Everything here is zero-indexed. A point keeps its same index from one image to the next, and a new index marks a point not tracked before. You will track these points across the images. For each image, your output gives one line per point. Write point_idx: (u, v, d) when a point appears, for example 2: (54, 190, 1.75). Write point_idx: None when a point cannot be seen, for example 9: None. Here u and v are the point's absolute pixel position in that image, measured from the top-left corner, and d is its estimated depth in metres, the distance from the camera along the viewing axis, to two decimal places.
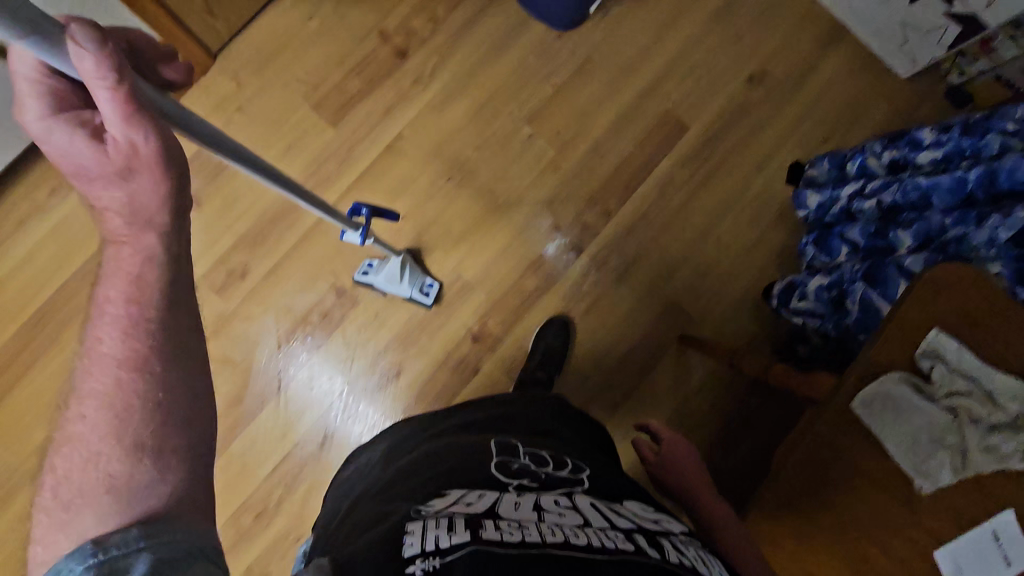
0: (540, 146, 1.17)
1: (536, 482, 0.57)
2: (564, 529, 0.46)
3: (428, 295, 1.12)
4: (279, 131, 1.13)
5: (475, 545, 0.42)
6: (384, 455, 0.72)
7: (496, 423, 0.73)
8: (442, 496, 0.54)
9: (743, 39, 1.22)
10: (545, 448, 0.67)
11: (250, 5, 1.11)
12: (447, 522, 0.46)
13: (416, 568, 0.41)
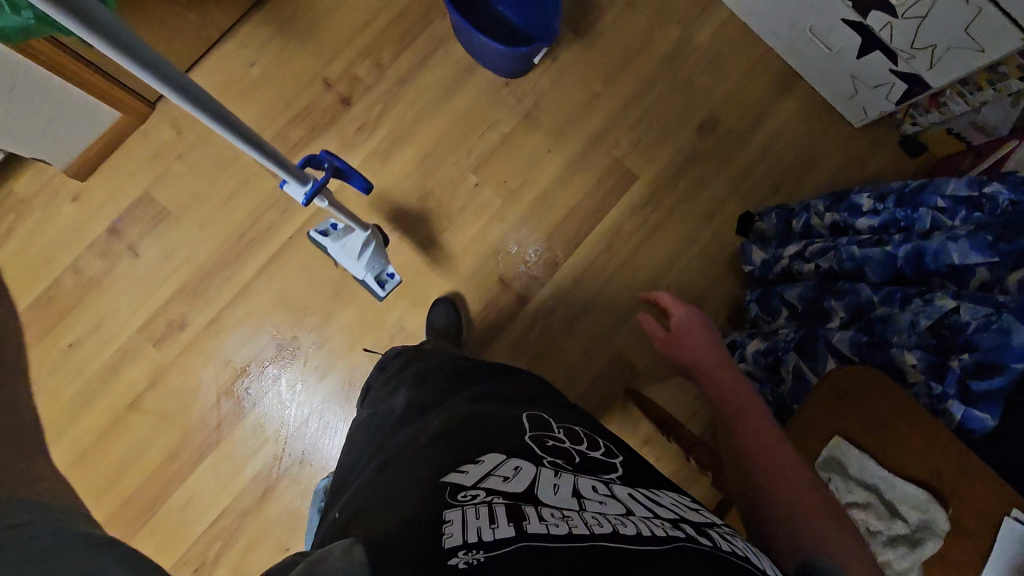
0: (487, 195, 1.15)
1: (572, 463, 0.56)
2: (609, 519, 0.45)
3: (381, 288, 1.11)
4: (221, 179, 1.11)
5: (525, 540, 0.39)
6: (406, 407, 0.73)
7: (516, 397, 0.73)
8: (475, 466, 0.53)
9: (696, 86, 1.20)
10: (578, 426, 0.68)
11: (188, 53, 1.09)
12: (487, 512, 0.44)
13: (460, 560, 0.38)
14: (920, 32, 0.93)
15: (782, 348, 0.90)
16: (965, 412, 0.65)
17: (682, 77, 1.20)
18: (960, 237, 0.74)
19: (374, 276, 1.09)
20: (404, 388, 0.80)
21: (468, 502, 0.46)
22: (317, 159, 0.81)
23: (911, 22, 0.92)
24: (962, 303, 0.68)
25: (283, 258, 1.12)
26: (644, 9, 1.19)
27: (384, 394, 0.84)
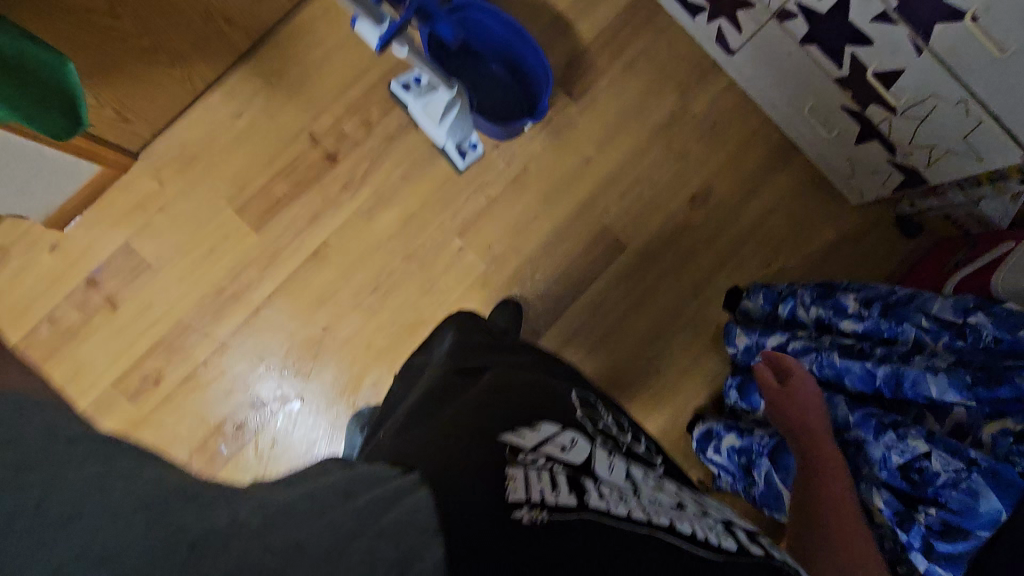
0: (471, 260, 1.14)
1: (618, 449, 0.65)
2: (656, 506, 0.53)
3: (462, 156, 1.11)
4: (203, 233, 1.10)
5: (587, 512, 0.46)
6: (451, 356, 0.82)
7: (555, 371, 0.82)
8: (534, 429, 0.59)
9: (690, 155, 1.18)
10: (624, 418, 0.79)
11: (175, 103, 1.07)
12: (549, 477, 0.51)
13: (524, 513, 0.45)
14: (918, 131, 0.90)
15: (755, 451, 0.89)
16: (929, 566, 0.67)
17: (677, 144, 1.17)
18: (938, 370, 0.72)
19: (456, 144, 1.09)
20: (449, 343, 0.87)
21: (530, 463, 0.52)
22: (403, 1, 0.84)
23: (910, 121, 0.90)
24: (934, 447, 0.67)
25: (261, 316, 1.10)
26: (643, 73, 1.17)
27: (427, 353, 0.92)
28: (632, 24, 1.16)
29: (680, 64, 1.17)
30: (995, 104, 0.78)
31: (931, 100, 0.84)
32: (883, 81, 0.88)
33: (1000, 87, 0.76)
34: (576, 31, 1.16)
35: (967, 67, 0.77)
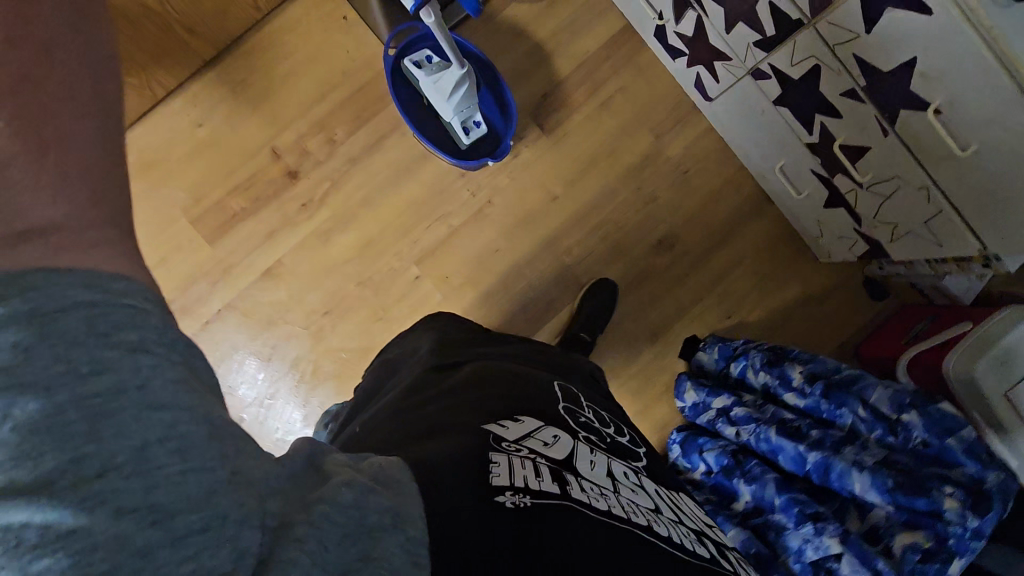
0: (427, 289, 1.12)
1: (603, 442, 0.65)
2: (631, 506, 0.55)
3: (468, 134, 1.02)
4: (154, 243, 1.08)
5: (568, 501, 0.48)
6: (433, 350, 0.81)
7: (541, 362, 0.82)
8: (517, 422, 0.59)
9: (659, 199, 1.15)
10: (605, 409, 0.76)
11: (134, 108, 1.05)
12: (534, 467, 0.51)
13: (507, 498, 0.45)
14: (882, 208, 0.88)
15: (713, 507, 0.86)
16: None
17: (647, 187, 1.15)
18: (864, 468, 0.73)
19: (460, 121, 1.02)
20: (427, 341, 0.86)
21: (513, 451, 0.52)
22: None
23: (874, 197, 0.88)
24: (847, 551, 0.70)
25: (209, 331, 1.09)
26: (618, 111, 1.14)
27: (404, 345, 0.91)
28: (612, 59, 1.13)
29: (657, 105, 1.14)
30: (955, 198, 0.76)
31: (895, 181, 0.82)
32: (850, 155, 0.85)
33: (961, 182, 0.73)
34: (553, 63, 1.13)
35: (930, 158, 0.74)
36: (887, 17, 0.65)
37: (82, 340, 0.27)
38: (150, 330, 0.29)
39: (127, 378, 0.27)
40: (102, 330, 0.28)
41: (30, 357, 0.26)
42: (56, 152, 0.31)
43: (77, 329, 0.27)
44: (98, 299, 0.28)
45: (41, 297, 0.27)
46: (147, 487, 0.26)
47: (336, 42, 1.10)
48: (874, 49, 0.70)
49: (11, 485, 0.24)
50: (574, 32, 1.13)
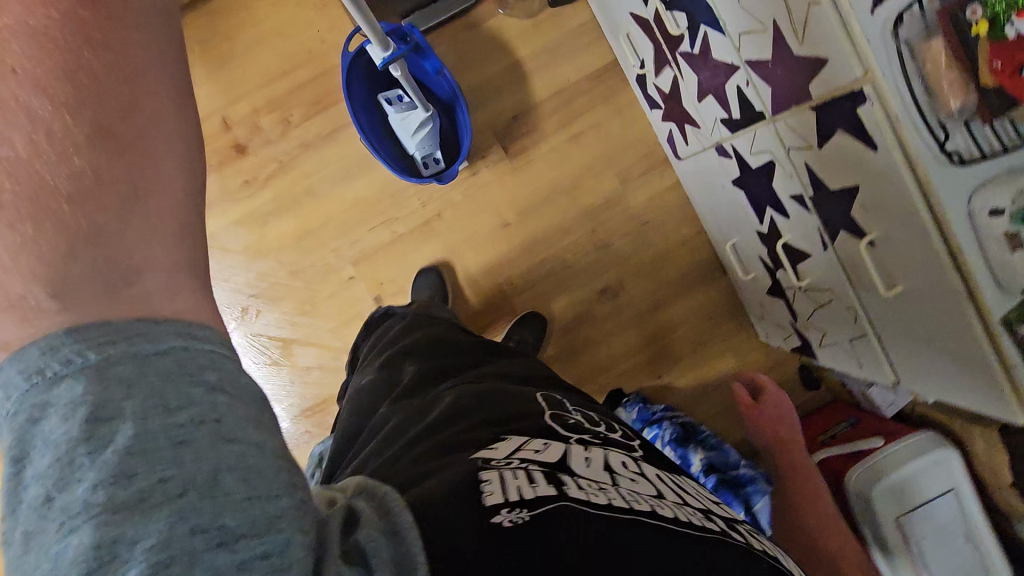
0: (358, 292, 1.08)
1: (598, 438, 0.57)
2: (643, 496, 0.46)
3: (426, 169, 1.00)
4: None
5: (565, 500, 0.40)
6: (413, 383, 0.72)
7: (531, 378, 0.75)
8: (504, 441, 0.51)
9: (612, 246, 1.11)
10: (591, 411, 0.69)
11: None
12: (525, 473, 0.43)
13: (503, 518, 0.38)
14: (813, 312, 0.85)
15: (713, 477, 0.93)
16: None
17: (602, 230, 1.11)
18: None
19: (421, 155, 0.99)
20: (411, 367, 0.77)
21: (503, 464, 0.44)
22: (402, 31, 0.90)
23: (808, 301, 0.85)
24: None
25: None
26: (588, 148, 1.09)
27: (383, 367, 0.81)
28: (593, 93, 1.08)
29: (629, 149, 1.10)
30: (881, 329, 0.73)
31: (827, 293, 0.79)
32: (791, 255, 0.82)
33: (885, 317, 0.70)
34: (530, 85, 1.08)
35: (860, 282, 0.71)
36: (836, 139, 0.62)
37: (167, 379, 0.26)
38: (227, 371, 0.28)
39: (205, 414, 0.26)
40: (182, 370, 0.27)
41: (125, 390, 0.25)
42: (155, 203, 0.29)
43: (164, 370, 0.26)
44: (186, 346, 0.27)
45: (135, 338, 0.26)
46: (214, 512, 0.24)
47: (308, 21, 1.04)
48: (822, 165, 0.67)
49: (106, 503, 0.23)
50: (558, 57, 1.07)
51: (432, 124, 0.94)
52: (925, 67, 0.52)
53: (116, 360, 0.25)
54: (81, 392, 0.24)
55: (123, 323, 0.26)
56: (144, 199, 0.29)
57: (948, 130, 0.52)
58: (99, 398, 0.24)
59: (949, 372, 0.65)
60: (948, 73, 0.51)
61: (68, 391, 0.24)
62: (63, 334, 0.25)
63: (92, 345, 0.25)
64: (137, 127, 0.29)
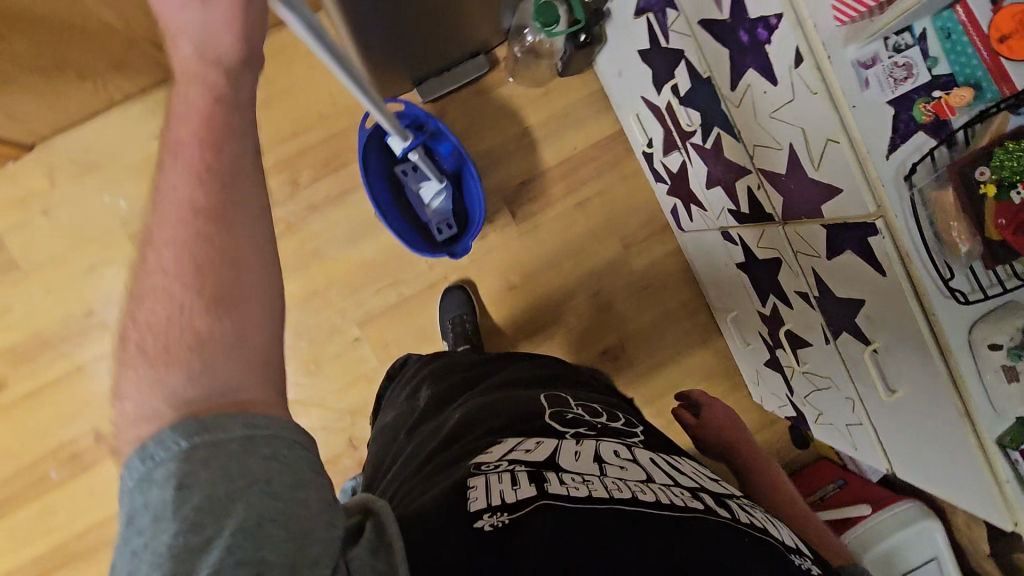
0: (364, 353, 1.07)
1: (593, 431, 0.63)
2: (629, 485, 0.50)
3: (439, 234, 1.05)
4: (80, 250, 0.97)
5: (543, 499, 0.46)
6: (429, 401, 0.79)
7: (539, 380, 0.79)
8: (501, 445, 0.58)
9: (615, 308, 1.14)
10: (596, 403, 0.73)
11: (81, 111, 0.94)
12: (510, 476, 0.50)
13: (484, 522, 0.44)
14: (812, 393, 0.89)
15: None
16: None
17: (604, 293, 1.14)
18: None
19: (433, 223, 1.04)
20: (427, 386, 0.84)
21: (492, 469, 0.51)
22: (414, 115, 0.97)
23: (807, 382, 0.89)
24: None
25: None
26: (593, 213, 1.12)
27: (406, 395, 0.88)
28: (598, 160, 1.11)
29: (632, 215, 1.13)
30: (875, 419, 0.77)
31: (828, 381, 0.83)
32: (793, 341, 0.86)
33: (898, 427, 0.73)
34: (538, 151, 1.11)
35: (861, 380, 0.75)
36: (844, 255, 0.66)
37: (232, 457, 0.31)
38: (279, 444, 0.33)
39: (258, 478, 0.31)
40: (245, 450, 0.32)
41: (201, 466, 0.30)
42: (254, 327, 0.36)
43: (231, 452, 0.31)
44: (249, 434, 0.32)
45: (213, 428, 0.31)
46: (254, 547, 0.30)
47: (321, 83, 1.04)
48: (829, 274, 0.70)
49: (182, 547, 0.29)
50: (567, 126, 1.11)
51: (446, 193, 1.03)
52: (934, 212, 0.55)
53: (194, 447, 0.31)
54: (172, 469, 0.30)
55: (206, 416, 0.32)
56: (244, 347, 0.35)
57: (953, 270, 0.56)
58: (184, 473, 0.30)
59: (928, 446, 0.69)
60: (955, 221, 0.55)
61: (164, 471, 0.30)
62: (165, 430, 0.31)
63: (183, 433, 0.31)
64: (239, 282, 0.36)
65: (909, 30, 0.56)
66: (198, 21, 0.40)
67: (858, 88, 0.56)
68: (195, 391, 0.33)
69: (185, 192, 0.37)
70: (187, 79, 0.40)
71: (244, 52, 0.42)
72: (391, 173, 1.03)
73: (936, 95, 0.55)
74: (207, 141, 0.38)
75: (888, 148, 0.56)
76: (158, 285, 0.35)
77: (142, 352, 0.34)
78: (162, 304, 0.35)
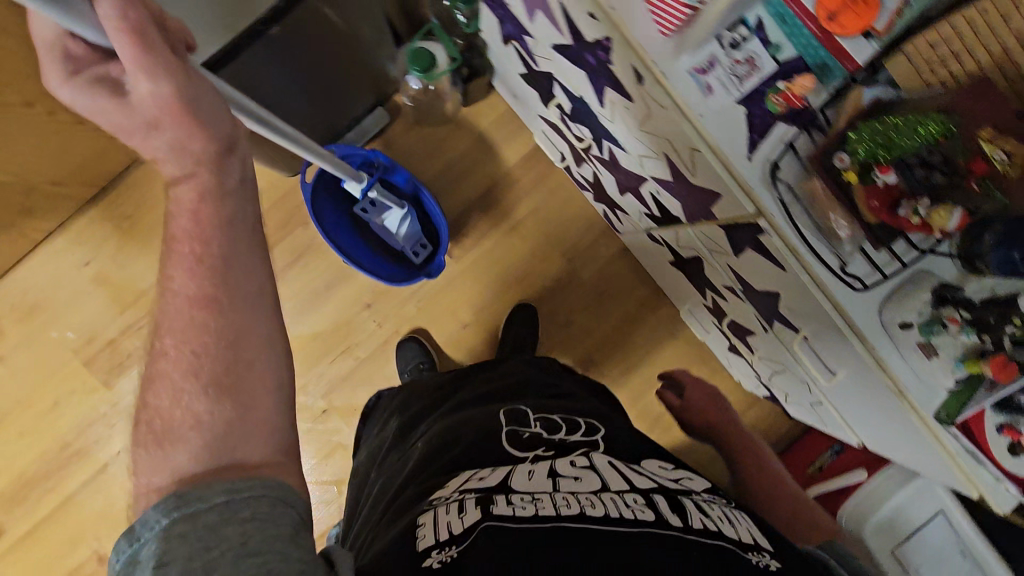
0: (335, 424, 1.07)
1: (552, 450, 0.60)
2: (579, 499, 0.50)
3: (417, 256, 1.03)
4: (44, 386, 1.00)
5: (487, 522, 0.46)
6: (400, 436, 0.77)
7: (504, 394, 0.76)
8: (455, 477, 0.57)
9: (574, 321, 1.12)
10: (556, 413, 0.70)
11: (10, 258, 0.96)
12: (459, 504, 0.50)
13: (433, 558, 0.44)
14: (775, 376, 0.86)
15: None
16: None
17: (560, 310, 1.12)
18: None
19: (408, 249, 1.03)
20: (396, 420, 0.82)
21: (443, 501, 0.51)
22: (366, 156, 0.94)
23: (767, 367, 0.86)
24: None
25: (104, 478, 1.00)
26: (531, 234, 1.10)
27: (375, 436, 0.85)
28: (523, 181, 1.10)
29: (571, 227, 1.11)
30: (836, 401, 0.73)
31: (782, 364, 0.79)
32: (739, 329, 0.84)
33: (852, 405, 0.70)
34: (460, 185, 1.09)
35: (804, 366, 0.73)
36: (747, 254, 0.64)
37: (211, 528, 0.34)
38: (257, 505, 0.36)
39: (235, 543, 0.34)
40: (224, 519, 0.34)
41: (179, 540, 0.33)
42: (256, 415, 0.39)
43: (211, 521, 0.34)
44: (228, 498, 0.35)
45: (194, 500, 0.35)
46: None
47: None
48: (744, 270, 0.68)
49: None
50: (482, 154, 1.09)
51: (411, 217, 0.99)
52: (808, 204, 0.53)
53: (171, 525, 0.33)
54: (153, 548, 0.33)
55: (185, 491, 0.35)
56: (245, 420, 0.39)
57: (842, 257, 0.53)
58: (162, 551, 0.33)
59: (882, 421, 0.67)
60: (834, 210, 0.52)
61: (147, 551, 0.33)
62: (150, 510, 0.34)
63: (164, 512, 0.34)
64: (245, 365, 0.40)
65: (744, 23, 0.52)
66: (161, 142, 0.39)
67: (701, 96, 0.53)
68: (199, 469, 0.37)
69: (185, 285, 0.40)
70: (175, 181, 0.41)
71: (219, 143, 0.40)
72: (351, 214, 1.02)
73: (782, 86, 0.52)
74: (196, 234, 0.40)
75: (748, 149, 0.53)
76: (164, 376, 0.39)
77: (149, 432, 0.38)
78: (163, 390, 0.39)
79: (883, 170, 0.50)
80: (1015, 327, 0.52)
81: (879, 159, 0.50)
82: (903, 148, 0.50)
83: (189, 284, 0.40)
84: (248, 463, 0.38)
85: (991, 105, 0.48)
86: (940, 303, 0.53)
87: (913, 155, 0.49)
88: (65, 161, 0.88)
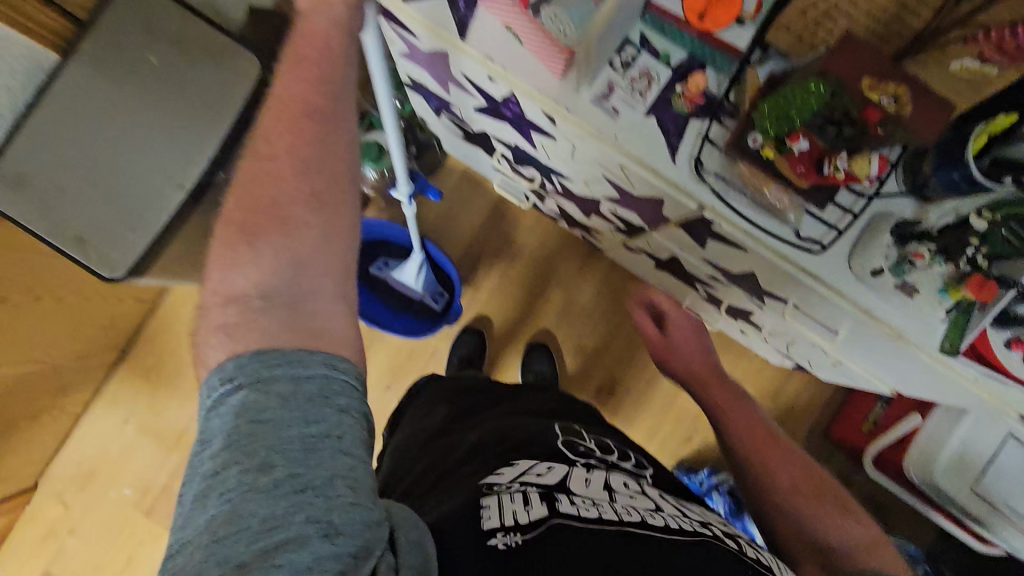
0: None
1: (606, 465, 0.53)
2: (638, 510, 0.45)
3: (437, 303, 1.07)
4: (115, 545, 1.05)
5: (555, 517, 0.41)
6: (444, 421, 0.66)
7: (553, 410, 0.67)
8: (509, 466, 0.49)
9: (586, 344, 1.13)
10: (608, 436, 0.61)
11: (49, 442, 1.02)
12: (523, 495, 0.43)
13: (499, 541, 0.39)
14: (790, 347, 0.85)
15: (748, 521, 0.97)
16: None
17: (569, 338, 1.13)
18: None
19: (427, 292, 1.05)
20: (443, 402, 0.71)
21: (504, 488, 0.44)
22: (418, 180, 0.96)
23: (780, 339, 0.85)
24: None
25: None
26: (520, 276, 1.13)
27: (418, 404, 0.76)
28: (499, 230, 1.13)
29: (556, 258, 1.13)
30: (851, 357, 0.72)
31: (789, 334, 0.79)
32: (739, 311, 0.84)
33: (867, 358, 0.69)
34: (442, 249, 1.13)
35: (806, 331, 0.72)
36: (711, 244, 0.65)
37: (308, 400, 0.35)
38: (352, 398, 0.37)
39: (331, 429, 0.35)
40: (320, 394, 0.35)
41: (274, 402, 0.34)
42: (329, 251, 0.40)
43: (309, 392, 0.35)
44: (328, 373, 0.36)
45: (291, 361, 0.35)
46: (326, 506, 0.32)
47: None
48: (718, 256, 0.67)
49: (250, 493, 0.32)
50: (454, 213, 1.14)
51: (425, 268, 1.00)
52: (741, 185, 0.54)
53: (269, 381, 0.35)
54: (244, 397, 0.34)
55: (287, 349, 0.36)
56: (314, 254, 0.39)
57: (796, 220, 0.54)
58: (258, 402, 0.34)
59: (897, 364, 0.65)
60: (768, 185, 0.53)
61: (236, 398, 0.34)
62: (249, 354, 0.35)
63: (265, 363, 0.35)
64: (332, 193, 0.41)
65: (629, 43, 0.56)
66: None
67: (609, 118, 0.56)
68: (277, 277, 0.38)
69: (301, 91, 0.42)
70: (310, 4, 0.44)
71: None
72: (369, 276, 1.07)
73: (679, 89, 0.54)
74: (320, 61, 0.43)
75: (670, 152, 0.55)
76: (261, 170, 0.40)
77: (240, 219, 0.39)
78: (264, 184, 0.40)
79: (794, 139, 0.50)
80: (977, 247, 0.52)
81: (787, 130, 0.50)
82: (800, 115, 0.50)
83: (305, 91, 0.42)
84: (320, 328, 0.37)
85: (857, 56, 0.49)
86: (902, 242, 0.53)
87: (814, 120, 0.50)
88: (83, 338, 0.95)
